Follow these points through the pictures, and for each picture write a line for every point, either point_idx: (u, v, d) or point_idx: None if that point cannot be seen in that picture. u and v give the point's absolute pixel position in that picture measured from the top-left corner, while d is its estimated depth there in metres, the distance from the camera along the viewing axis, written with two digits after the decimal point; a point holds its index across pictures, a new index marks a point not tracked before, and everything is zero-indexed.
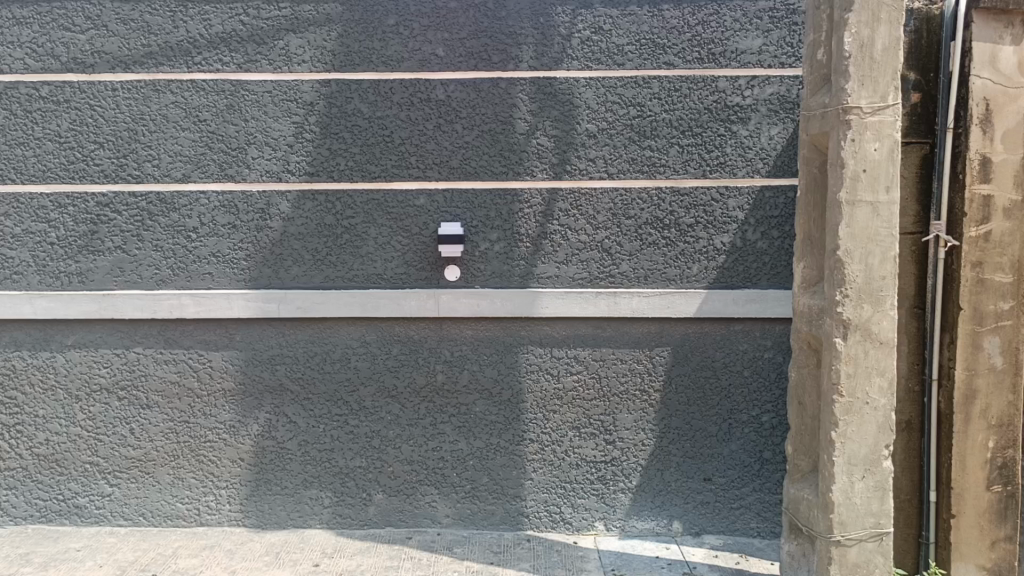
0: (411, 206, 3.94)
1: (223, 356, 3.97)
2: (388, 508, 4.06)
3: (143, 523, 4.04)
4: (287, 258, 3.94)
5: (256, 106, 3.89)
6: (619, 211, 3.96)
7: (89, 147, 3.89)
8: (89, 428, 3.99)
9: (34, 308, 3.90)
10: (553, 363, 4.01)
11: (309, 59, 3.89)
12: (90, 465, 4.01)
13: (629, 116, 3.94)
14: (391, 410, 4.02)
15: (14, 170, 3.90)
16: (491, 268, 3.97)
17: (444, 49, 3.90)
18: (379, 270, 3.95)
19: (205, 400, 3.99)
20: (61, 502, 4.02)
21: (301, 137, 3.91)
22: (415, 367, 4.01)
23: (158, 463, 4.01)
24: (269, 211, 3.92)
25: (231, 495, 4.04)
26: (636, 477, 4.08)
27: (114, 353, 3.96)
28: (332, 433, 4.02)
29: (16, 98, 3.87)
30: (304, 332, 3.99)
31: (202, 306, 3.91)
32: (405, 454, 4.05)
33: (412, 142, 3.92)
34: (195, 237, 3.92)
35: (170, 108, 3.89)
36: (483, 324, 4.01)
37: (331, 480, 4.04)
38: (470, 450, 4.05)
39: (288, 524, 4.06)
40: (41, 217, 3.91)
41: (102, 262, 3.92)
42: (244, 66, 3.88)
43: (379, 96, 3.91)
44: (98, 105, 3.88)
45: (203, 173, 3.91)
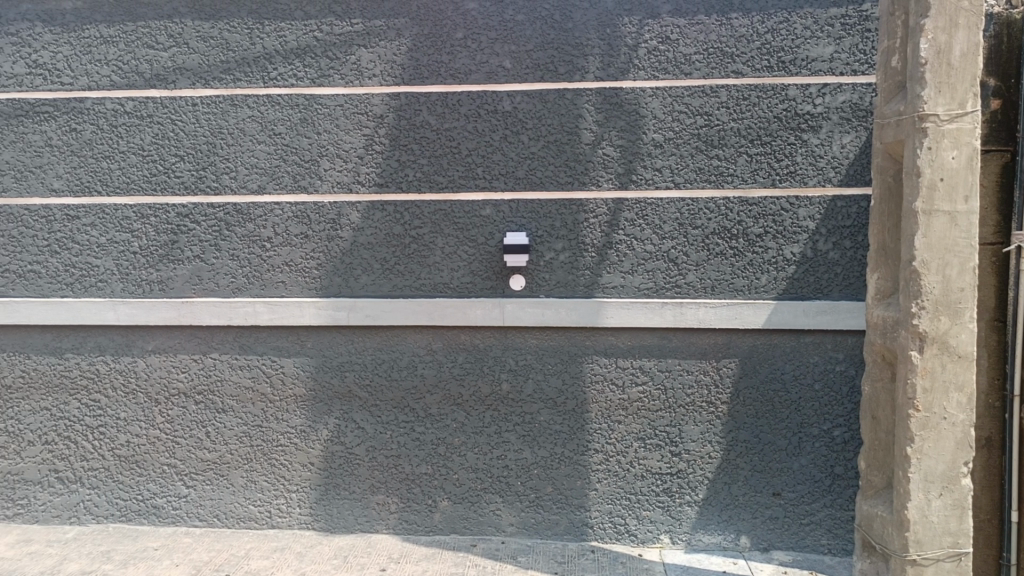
0: (477, 217, 3.98)
1: (295, 363, 4.07)
2: (453, 516, 4.10)
3: (217, 524, 4.16)
4: (356, 267, 4.02)
5: (328, 119, 3.99)
6: (685, 221, 3.93)
7: (171, 160, 4.04)
8: (168, 430, 4.14)
9: (117, 315, 4.06)
10: (618, 374, 4.00)
11: (379, 73, 3.97)
12: (168, 467, 4.15)
13: (696, 125, 3.91)
14: (456, 417, 4.06)
15: (100, 182, 4.06)
16: (556, 278, 3.98)
17: (511, 61, 3.94)
18: (445, 279, 4.01)
19: (278, 405, 4.09)
20: (141, 502, 4.17)
21: (371, 149, 3.99)
22: (479, 376, 4.04)
23: (231, 465, 4.13)
24: (339, 221, 4.01)
25: (301, 499, 4.13)
26: (702, 490, 4.04)
27: (191, 358, 4.10)
28: (399, 439, 4.08)
29: (103, 113, 4.04)
30: (372, 340, 4.06)
31: (275, 314, 4.01)
32: (470, 462, 4.08)
33: (479, 153, 3.97)
34: (269, 246, 4.03)
35: (247, 121, 4.02)
36: (548, 333, 4.01)
37: (397, 486, 4.10)
38: (535, 460, 4.06)
39: (356, 528, 4.13)
40: (124, 227, 4.06)
41: (182, 270, 4.06)
42: (318, 81, 3.99)
43: (447, 108, 3.97)
44: (179, 120, 4.04)
45: (277, 184, 4.02)
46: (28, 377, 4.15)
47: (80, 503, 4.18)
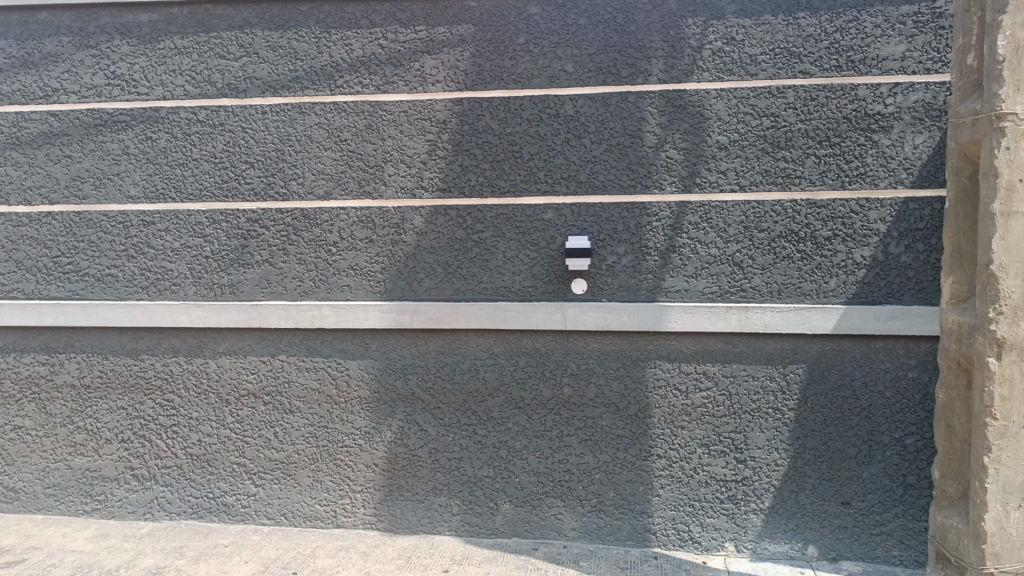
0: (540, 221, 3.99)
1: (360, 365, 4.14)
2: (515, 518, 4.11)
3: (284, 523, 4.25)
4: (419, 271, 4.07)
5: (393, 125, 4.05)
6: (751, 224, 3.88)
7: (241, 167, 4.15)
8: (237, 430, 4.24)
9: (190, 317, 4.18)
10: (681, 379, 3.96)
11: (443, 79, 4.01)
12: (238, 466, 4.25)
13: (762, 126, 3.86)
14: (518, 421, 4.07)
15: (175, 188, 4.19)
16: (618, 281, 3.96)
17: (573, 65, 3.94)
18: (507, 283, 4.02)
19: (343, 407, 4.16)
20: (212, 500, 4.28)
21: (435, 154, 4.03)
22: (541, 379, 4.04)
23: (298, 465, 4.21)
24: (403, 226, 4.06)
25: (366, 499, 4.19)
26: (768, 498, 3.97)
27: (260, 360, 4.19)
28: (461, 442, 4.11)
29: (176, 122, 4.18)
30: (435, 343, 4.10)
31: (341, 317, 4.08)
32: (532, 465, 4.08)
33: (541, 157, 3.98)
34: (335, 250, 4.11)
35: (314, 128, 4.10)
36: (610, 337, 4.00)
37: (460, 488, 4.13)
38: (597, 464, 4.04)
39: (419, 529, 4.17)
40: (197, 233, 4.19)
41: (251, 274, 4.16)
42: (383, 87, 4.05)
43: (509, 112, 3.99)
44: (249, 128, 4.14)
45: (343, 190, 4.10)
46: (106, 377, 4.30)
47: (154, 500, 4.31)
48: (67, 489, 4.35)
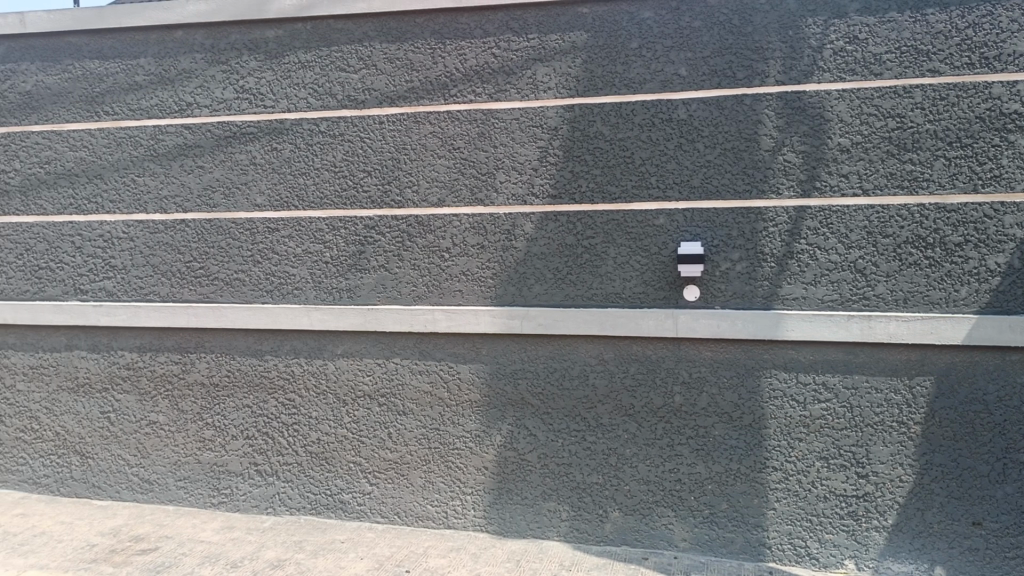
0: (651, 226, 3.95)
1: (471, 369, 4.20)
2: (624, 526, 4.08)
3: (397, 521, 4.35)
4: (530, 277, 4.09)
5: (505, 133, 4.10)
6: (874, 229, 3.73)
7: (359, 175, 4.28)
8: (354, 429, 4.37)
9: (311, 320, 4.34)
10: (799, 389, 3.84)
11: (555, 86, 4.04)
12: (354, 465, 4.39)
13: (887, 127, 3.71)
14: (628, 428, 4.04)
15: (298, 197, 4.37)
16: (732, 288, 3.88)
17: (687, 69, 3.90)
18: (618, 289, 4.00)
19: (455, 409, 4.23)
20: (329, 496, 4.43)
21: (546, 161, 4.06)
22: (652, 387, 4.00)
23: (411, 466, 4.31)
24: (514, 232, 4.10)
25: (476, 501, 4.25)
26: (892, 515, 3.80)
27: (376, 362, 4.32)
28: (571, 448, 4.11)
29: (300, 133, 4.35)
30: (544, 349, 4.11)
31: (454, 321, 4.16)
32: (642, 474, 4.04)
33: (653, 162, 3.95)
34: (448, 256, 4.19)
35: (429, 137, 4.20)
36: (724, 345, 3.92)
37: (569, 494, 4.13)
38: (709, 475, 3.97)
39: (528, 533, 4.19)
40: (317, 239, 4.35)
41: (368, 279, 4.29)
42: (496, 96, 4.11)
43: (621, 118, 3.97)
44: (367, 137, 4.28)
45: (456, 197, 4.18)
46: (232, 377, 4.51)
47: (276, 495, 4.49)
48: (196, 482, 4.58)
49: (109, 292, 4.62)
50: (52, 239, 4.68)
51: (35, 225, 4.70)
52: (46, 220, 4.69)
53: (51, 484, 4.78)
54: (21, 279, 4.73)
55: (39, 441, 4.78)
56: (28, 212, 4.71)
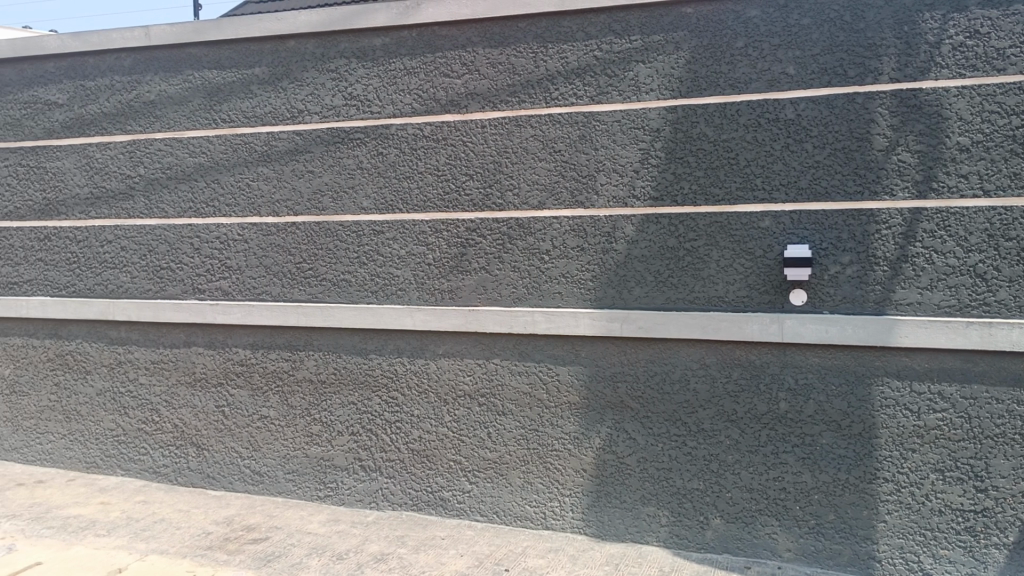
0: (756, 228, 3.88)
1: (570, 371, 4.21)
2: (725, 534, 4.00)
3: (497, 520, 4.40)
4: (630, 279, 4.07)
5: (606, 135, 4.10)
6: (997, 231, 3.56)
7: (461, 179, 4.36)
8: (454, 428, 4.45)
9: (414, 320, 4.44)
10: (912, 398, 3.69)
11: (657, 87, 4.01)
12: (454, 463, 4.46)
13: (1011, 125, 3.54)
14: (731, 434, 3.97)
15: (402, 200, 4.48)
16: (842, 292, 3.76)
17: (795, 67, 3.80)
18: (721, 292, 3.94)
19: (553, 410, 4.25)
20: (430, 493, 4.51)
21: (647, 163, 4.03)
22: (756, 393, 3.92)
23: (510, 466, 4.35)
24: (614, 234, 4.09)
25: (574, 503, 4.25)
26: (1013, 532, 3.62)
27: (476, 362, 4.38)
28: (671, 453, 4.07)
29: (404, 138, 4.46)
30: (644, 352, 4.08)
31: (553, 323, 4.17)
32: (745, 481, 3.97)
33: (758, 163, 3.87)
34: (548, 258, 4.21)
35: (530, 140, 4.23)
36: (832, 351, 3.80)
37: (669, 499, 4.09)
38: (815, 485, 3.86)
39: (627, 537, 4.16)
40: (421, 241, 4.44)
41: (469, 281, 4.36)
42: (597, 98, 4.12)
43: (726, 118, 3.91)
44: (469, 141, 4.35)
45: (556, 200, 4.20)
46: (338, 374, 4.65)
47: (379, 490, 4.61)
48: (303, 476, 4.75)
49: (224, 292, 4.84)
50: (173, 241, 4.94)
51: (157, 227, 4.97)
52: (167, 223, 4.95)
53: (170, 473, 5.04)
54: (144, 279, 5.01)
55: (159, 433, 5.05)
56: (151, 215, 4.99)
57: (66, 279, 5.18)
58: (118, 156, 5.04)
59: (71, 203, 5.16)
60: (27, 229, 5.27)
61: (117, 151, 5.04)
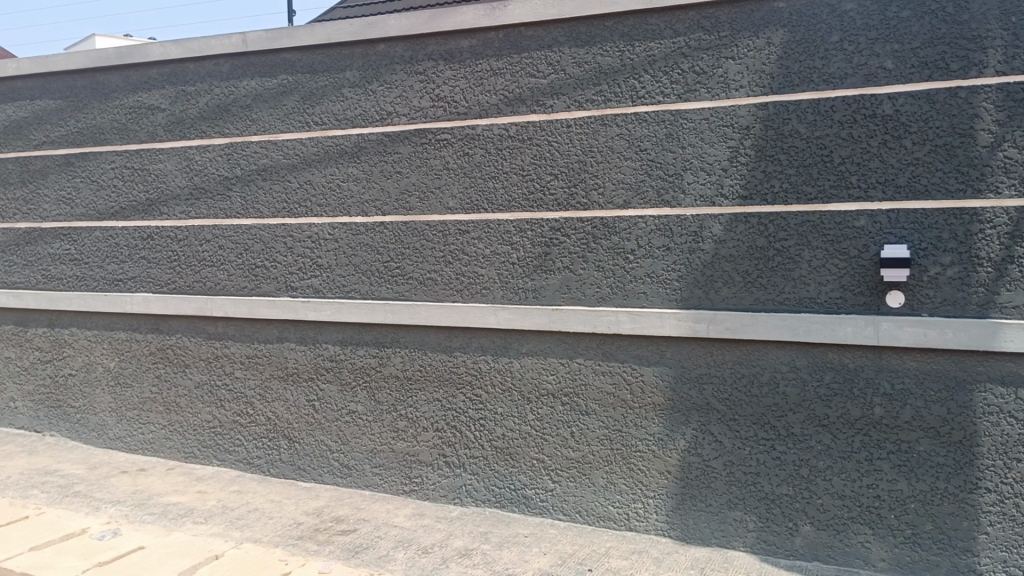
0: (850, 228, 3.77)
1: (655, 371, 4.17)
2: (816, 541, 3.90)
3: (579, 520, 4.38)
4: (717, 279, 4.01)
5: (694, 133, 4.05)
6: None
7: (546, 178, 4.37)
8: (537, 427, 4.46)
9: (498, 319, 4.47)
10: (1018, 405, 3.54)
11: (747, 84, 3.94)
12: (537, 462, 4.47)
13: None
14: (822, 439, 3.87)
15: (488, 200, 4.52)
16: (942, 294, 3.62)
17: (893, 61, 3.68)
18: (813, 294, 3.84)
19: (638, 411, 4.22)
20: (513, 491, 4.53)
21: (736, 161, 3.96)
22: (849, 398, 3.81)
23: (594, 466, 4.34)
24: (701, 234, 4.04)
25: (658, 505, 4.21)
26: None
27: (559, 362, 4.38)
28: (759, 457, 3.99)
29: (490, 138, 4.50)
30: (732, 353, 4.02)
31: (638, 323, 4.15)
32: (837, 488, 3.86)
33: (853, 160, 3.76)
34: (633, 258, 4.19)
35: (616, 139, 4.22)
36: (931, 355, 3.67)
37: (756, 504, 4.01)
38: (911, 493, 3.73)
39: (712, 542, 4.09)
40: (505, 240, 4.47)
41: (553, 280, 4.37)
42: (685, 96, 4.07)
43: (819, 115, 3.81)
44: (555, 141, 4.35)
45: (642, 199, 4.17)
46: (424, 371, 4.72)
47: (462, 487, 4.65)
48: (390, 470, 4.84)
49: (315, 289, 4.98)
50: (267, 240, 5.10)
51: (253, 227, 5.15)
52: (262, 222, 5.12)
53: (263, 465, 5.21)
54: (240, 276, 5.20)
55: (253, 425, 5.22)
56: (247, 215, 5.17)
57: (167, 277, 5.42)
58: (216, 158, 5.24)
59: (173, 203, 5.39)
60: (132, 228, 5.53)
61: (216, 153, 5.24)
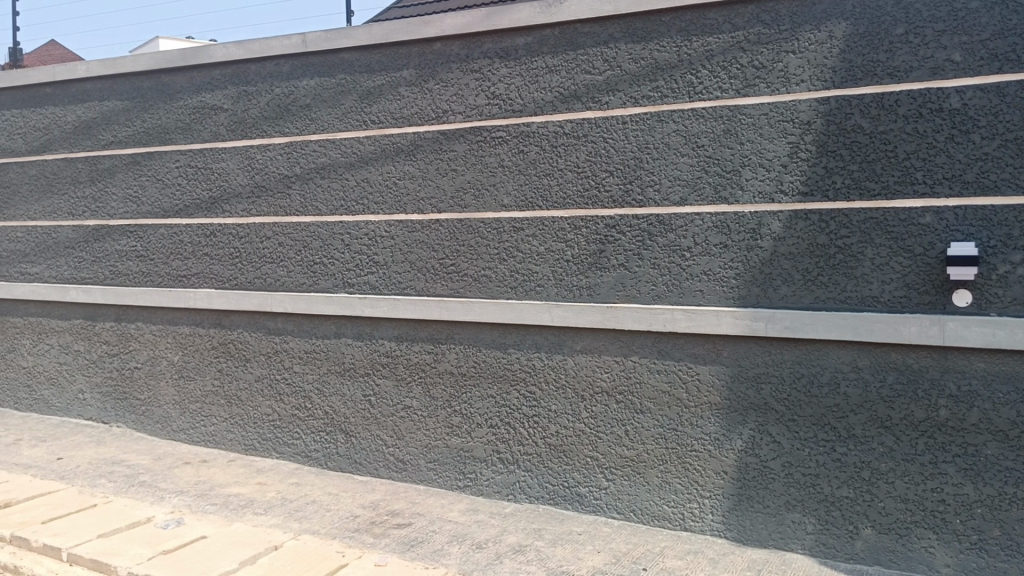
0: (915, 224, 3.68)
1: (711, 370, 4.12)
2: (877, 545, 3.82)
3: (633, 519, 4.36)
4: (776, 277, 3.95)
5: (752, 128, 3.99)
6: None
7: (601, 175, 4.35)
8: (591, 425, 4.45)
9: (552, 316, 4.46)
10: None
11: (808, 78, 3.87)
12: (591, 459, 4.46)
13: None
14: (884, 441, 3.79)
15: (542, 197, 4.52)
16: (1012, 293, 3.52)
17: (961, 54, 3.59)
18: (876, 292, 3.76)
19: (693, 410, 4.18)
20: (567, 489, 4.52)
21: (796, 157, 3.89)
22: (913, 399, 3.72)
23: (648, 464, 4.31)
24: (760, 231, 3.98)
25: (714, 505, 4.16)
26: None
27: (614, 360, 4.36)
28: (819, 458, 3.92)
29: (545, 136, 4.50)
30: (791, 352, 3.95)
31: (694, 321, 4.10)
32: (899, 491, 3.77)
33: (918, 156, 3.67)
34: (689, 255, 4.15)
35: (672, 136, 4.18)
36: (1000, 355, 3.57)
37: (816, 506, 3.94)
38: (978, 498, 3.64)
39: (769, 544, 4.03)
40: (560, 238, 4.47)
41: (608, 278, 4.35)
42: (743, 91, 4.02)
43: (883, 109, 3.72)
44: (610, 138, 4.33)
45: (699, 196, 4.13)
46: (478, 367, 4.74)
47: (516, 483, 4.66)
48: (444, 465, 4.88)
49: (372, 286, 5.04)
50: (325, 237, 5.18)
51: (311, 224, 5.23)
52: (320, 220, 5.20)
53: (320, 458, 5.30)
54: (299, 272, 5.29)
55: (311, 419, 5.32)
56: (306, 212, 5.25)
57: (229, 273, 5.55)
58: (276, 157, 5.34)
59: (235, 201, 5.51)
60: (195, 225, 5.67)
61: (276, 152, 5.34)
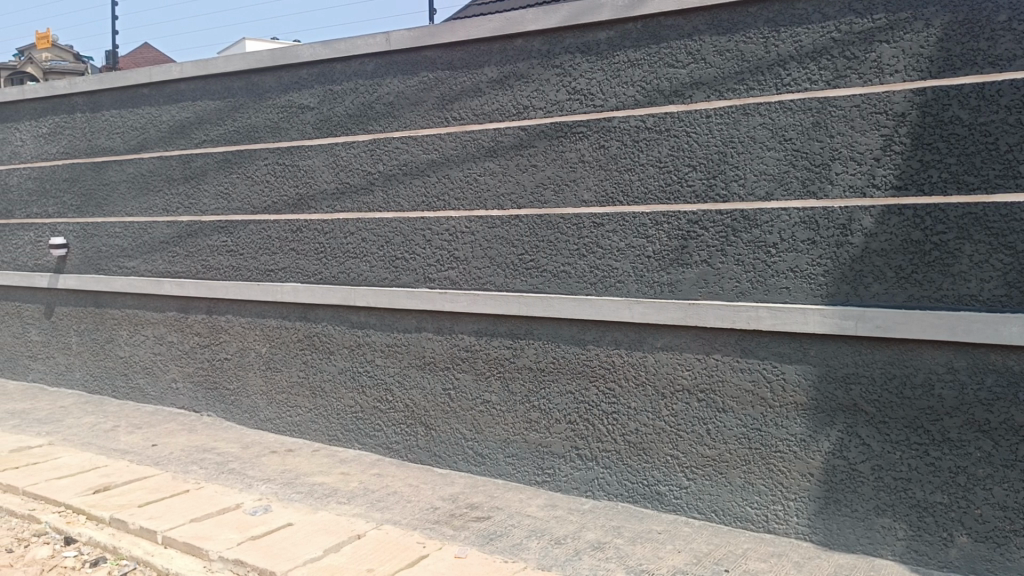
0: (1018, 220, 3.51)
1: (797, 369, 4.03)
2: (973, 554, 3.66)
3: (714, 519, 4.28)
4: (867, 274, 3.83)
5: (843, 121, 3.87)
6: None
7: (684, 170, 4.29)
8: (672, 423, 4.39)
9: (633, 312, 4.43)
10: None
11: (903, 68, 3.74)
12: (671, 458, 4.41)
13: None
14: (982, 446, 3.63)
15: (623, 192, 4.49)
16: None
17: None
18: (974, 291, 3.61)
19: (778, 410, 4.09)
20: (646, 487, 4.48)
21: (890, 150, 3.77)
22: (1014, 403, 3.56)
23: (731, 464, 4.23)
24: (850, 227, 3.86)
25: (799, 508, 4.06)
26: None
27: (696, 357, 4.30)
28: (911, 462, 3.79)
29: (626, 131, 4.46)
30: (882, 352, 3.82)
31: (779, 319, 4.01)
32: (998, 498, 3.62)
33: (1022, 148, 3.50)
34: (775, 252, 4.05)
35: (758, 129, 4.09)
36: None
37: (907, 512, 3.80)
38: None
39: (858, 549, 3.91)
40: (641, 234, 4.43)
41: (690, 274, 4.29)
42: (834, 82, 3.90)
43: (984, 100, 3.56)
44: (693, 132, 4.26)
45: (786, 190, 4.03)
46: (557, 363, 4.74)
47: (595, 480, 4.65)
48: (522, 460, 4.89)
49: (452, 281, 5.09)
50: (407, 233, 5.26)
51: (393, 220, 5.32)
52: (403, 215, 5.28)
53: (400, 450, 5.38)
54: (381, 267, 5.39)
55: (392, 411, 5.40)
56: (389, 208, 5.34)
57: (315, 268, 5.69)
58: (360, 154, 5.44)
59: (321, 198, 5.65)
60: (283, 221, 5.83)
61: (360, 149, 5.44)
